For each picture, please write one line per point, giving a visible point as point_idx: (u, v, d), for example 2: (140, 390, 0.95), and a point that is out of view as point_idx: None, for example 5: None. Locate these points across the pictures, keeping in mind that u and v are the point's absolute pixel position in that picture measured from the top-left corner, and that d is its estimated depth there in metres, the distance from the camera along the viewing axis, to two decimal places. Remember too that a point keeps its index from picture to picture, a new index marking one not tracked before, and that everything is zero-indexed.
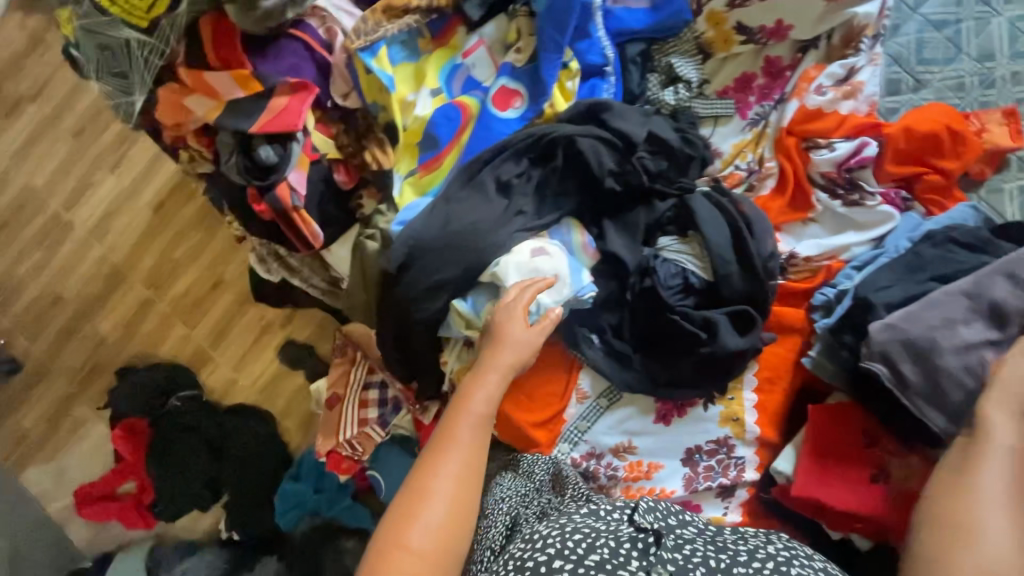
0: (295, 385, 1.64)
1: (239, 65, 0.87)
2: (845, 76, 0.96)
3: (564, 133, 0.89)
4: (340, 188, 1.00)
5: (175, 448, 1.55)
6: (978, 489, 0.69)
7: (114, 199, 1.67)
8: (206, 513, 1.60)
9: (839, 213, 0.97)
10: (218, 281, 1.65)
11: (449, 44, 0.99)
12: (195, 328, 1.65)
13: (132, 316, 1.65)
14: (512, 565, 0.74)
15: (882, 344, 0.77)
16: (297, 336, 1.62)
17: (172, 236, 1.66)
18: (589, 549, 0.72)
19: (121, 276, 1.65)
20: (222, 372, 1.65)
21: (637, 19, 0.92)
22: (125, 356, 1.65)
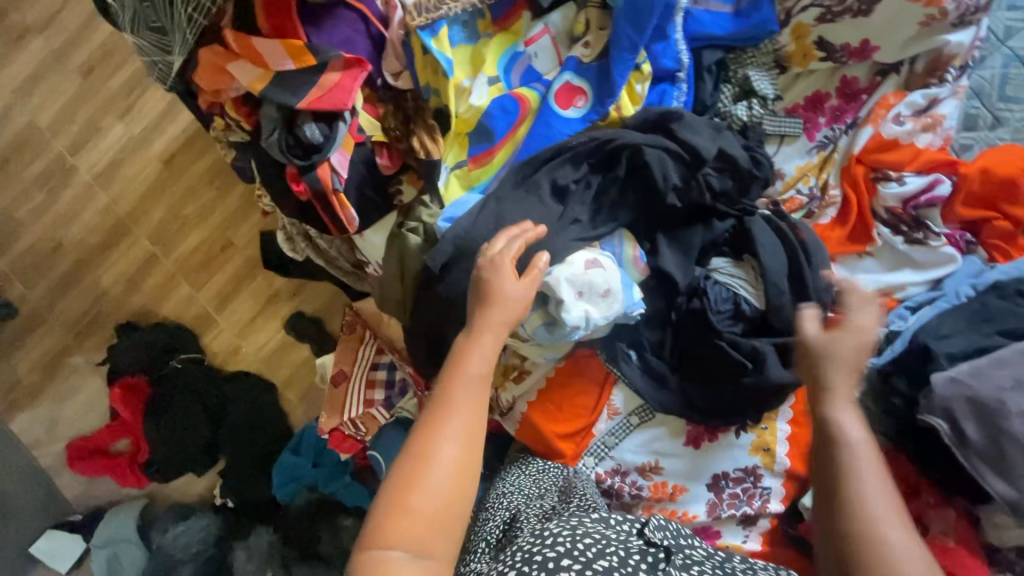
0: (298, 358, 1.58)
1: (293, 35, 0.80)
2: (926, 106, 0.91)
3: (633, 142, 0.84)
4: (380, 172, 0.93)
5: (174, 410, 1.51)
6: (866, 505, 0.60)
7: (122, 147, 1.59)
8: (202, 477, 1.57)
9: (898, 249, 0.93)
10: (227, 243, 1.58)
11: (511, 28, 0.93)
12: (200, 290, 1.59)
13: (136, 271, 1.59)
14: (517, 559, 0.72)
15: (945, 399, 0.74)
16: (307, 309, 1.56)
17: (181, 192, 1.58)
18: (598, 555, 0.70)
19: (126, 228, 1.58)
20: (225, 338, 1.59)
21: (718, 25, 0.86)
22: (126, 312, 1.59)
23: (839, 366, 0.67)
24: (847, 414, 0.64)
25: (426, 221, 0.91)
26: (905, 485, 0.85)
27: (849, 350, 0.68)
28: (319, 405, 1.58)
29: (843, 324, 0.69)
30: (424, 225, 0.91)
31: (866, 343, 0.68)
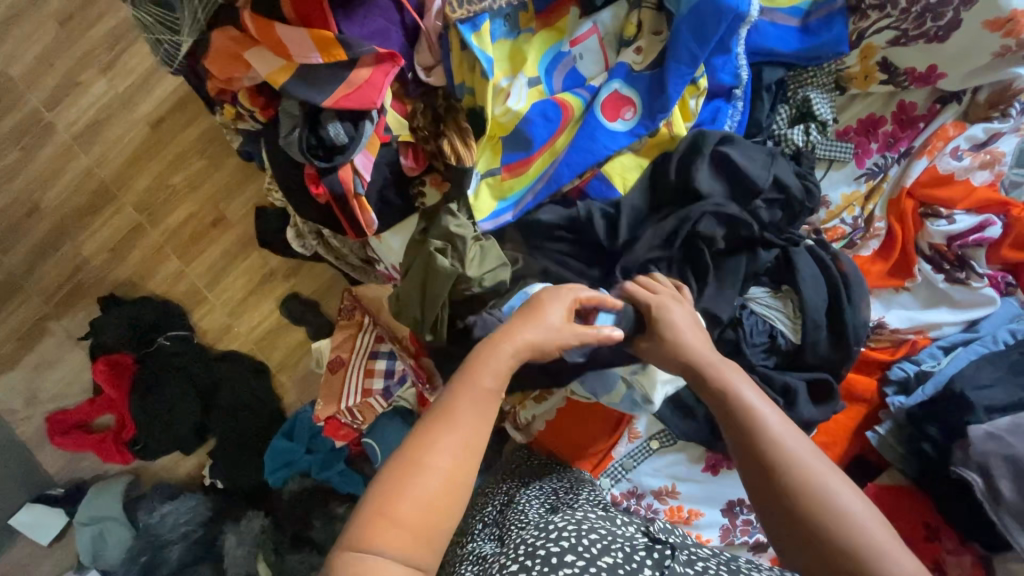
0: (294, 341, 1.52)
1: (321, 23, 0.71)
2: (984, 141, 0.87)
3: (684, 213, 0.80)
4: (403, 174, 0.86)
5: (162, 390, 1.45)
6: (778, 446, 0.62)
7: (104, 106, 1.46)
8: (189, 457, 1.52)
9: (937, 287, 0.91)
10: (220, 218, 1.48)
11: (556, 24, 0.85)
12: (190, 265, 1.50)
13: (120, 240, 1.49)
14: (519, 553, 0.67)
15: (982, 453, 0.74)
16: (303, 291, 1.49)
17: (170, 159, 1.47)
18: (603, 551, 0.66)
19: (110, 194, 1.47)
20: (216, 316, 1.51)
21: (784, 41, 0.80)
22: (110, 283, 1.50)
23: (686, 339, 0.70)
24: (736, 385, 0.66)
25: (461, 234, 0.83)
26: (925, 529, 0.84)
27: (681, 326, 0.71)
28: (315, 390, 1.54)
29: (667, 304, 0.73)
30: (458, 238, 0.82)
31: (689, 315, 0.73)
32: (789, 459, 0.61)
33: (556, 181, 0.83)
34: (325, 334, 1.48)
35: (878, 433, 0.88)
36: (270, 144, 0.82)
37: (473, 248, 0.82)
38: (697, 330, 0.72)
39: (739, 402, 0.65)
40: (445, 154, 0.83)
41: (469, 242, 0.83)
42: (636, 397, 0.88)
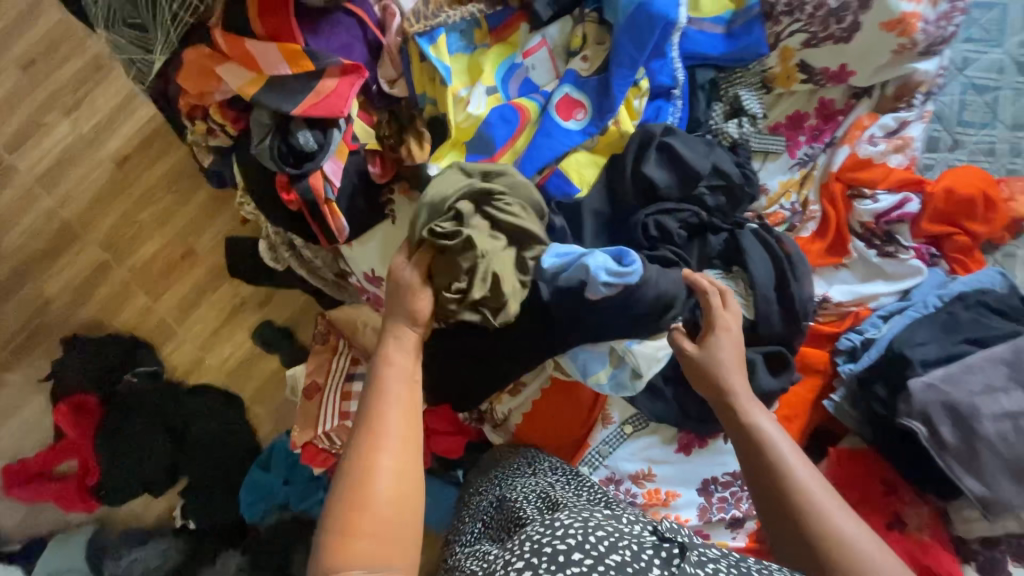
0: (268, 370, 1.50)
1: (289, 38, 0.76)
2: (896, 128, 0.98)
3: (634, 219, 0.88)
4: (372, 181, 0.90)
5: (131, 429, 1.41)
6: (799, 485, 0.67)
7: (68, 146, 1.47)
8: (159, 500, 1.46)
9: (871, 262, 0.99)
10: (189, 251, 1.49)
11: (509, 39, 0.93)
12: (158, 300, 1.49)
13: (84, 279, 1.47)
14: (526, 548, 0.63)
15: (923, 404, 0.79)
16: (276, 318, 1.49)
17: (137, 195, 1.48)
18: (611, 549, 0.61)
19: (73, 234, 1.47)
20: (187, 351, 1.49)
21: (712, 45, 0.89)
22: (73, 324, 1.47)
23: (727, 368, 0.77)
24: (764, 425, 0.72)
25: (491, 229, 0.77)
26: (883, 485, 0.90)
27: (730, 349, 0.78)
28: (291, 419, 1.51)
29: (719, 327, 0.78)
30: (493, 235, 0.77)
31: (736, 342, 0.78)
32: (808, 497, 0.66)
33: (519, 175, 0.88)
34: (300, 361, 1.48)
35: (835, 400, 0.94)
36: (241, 157, 0.86)
37: (506, 251, 0.77)
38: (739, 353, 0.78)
39: (763, 438, 0.71)
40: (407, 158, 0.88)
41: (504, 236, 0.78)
42: (625, 376, 0.89)
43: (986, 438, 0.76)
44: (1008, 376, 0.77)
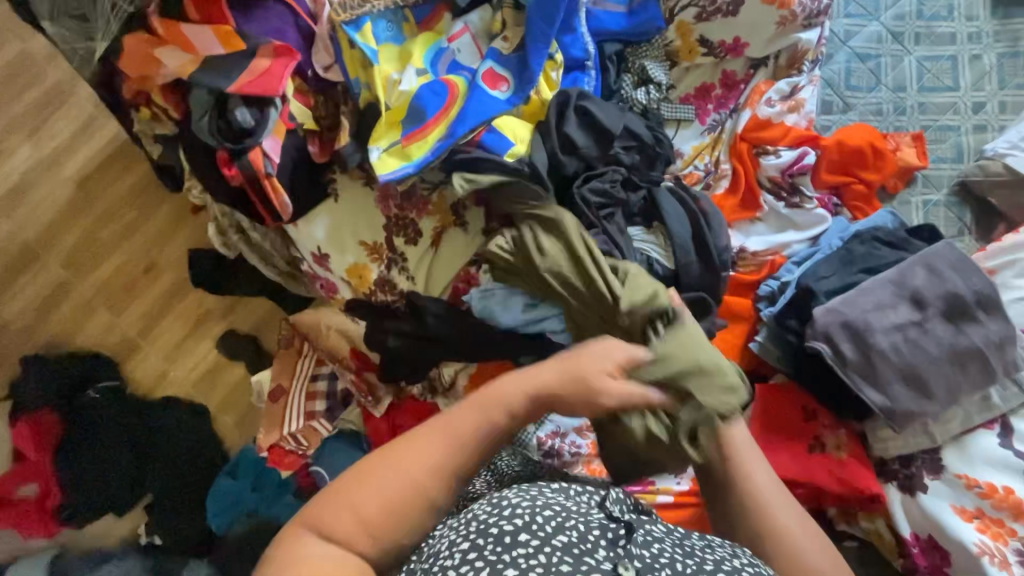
0: (234, 379, 1.52)
1: (221, 19, 0.86)
2: (790, 92, 1.08)
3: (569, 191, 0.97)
4: (312, 160, 0.98)
5: (93, 445, 1.40)
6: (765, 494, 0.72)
7: (29, 170, 1.51)
8: (124, 518, 1.44)
9: (782, 214, 1.07)
10: (152, 265, 1.52)
11: (434, 28, 1.01)
12: (121, 315, 1.51)
13: (45, 299, 1.49)
14: (472, 529, 0.61)
15: (824, 325, 0.86)
16: (240, 327, 1.51)
17: (98, 214, 1.52)
18: (558, 530, 0.60)
19: (34, 254, 1.49)
20: (151, 363, 1.51)
21: (615, 21, 1.01)
22: (33, 344, 1.47)
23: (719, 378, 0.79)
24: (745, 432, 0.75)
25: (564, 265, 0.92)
26: (805, 412, 0.96)
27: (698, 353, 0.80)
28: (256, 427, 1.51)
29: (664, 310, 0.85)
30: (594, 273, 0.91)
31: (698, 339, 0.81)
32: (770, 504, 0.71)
33: (451, 135, 0.93)
34: (265, 366, 1.50)
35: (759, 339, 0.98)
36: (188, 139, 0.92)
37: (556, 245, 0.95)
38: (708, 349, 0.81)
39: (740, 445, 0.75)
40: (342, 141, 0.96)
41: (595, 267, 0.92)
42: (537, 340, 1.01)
43: (879, 349, 0.85)
44: (893, 293, 0.86)
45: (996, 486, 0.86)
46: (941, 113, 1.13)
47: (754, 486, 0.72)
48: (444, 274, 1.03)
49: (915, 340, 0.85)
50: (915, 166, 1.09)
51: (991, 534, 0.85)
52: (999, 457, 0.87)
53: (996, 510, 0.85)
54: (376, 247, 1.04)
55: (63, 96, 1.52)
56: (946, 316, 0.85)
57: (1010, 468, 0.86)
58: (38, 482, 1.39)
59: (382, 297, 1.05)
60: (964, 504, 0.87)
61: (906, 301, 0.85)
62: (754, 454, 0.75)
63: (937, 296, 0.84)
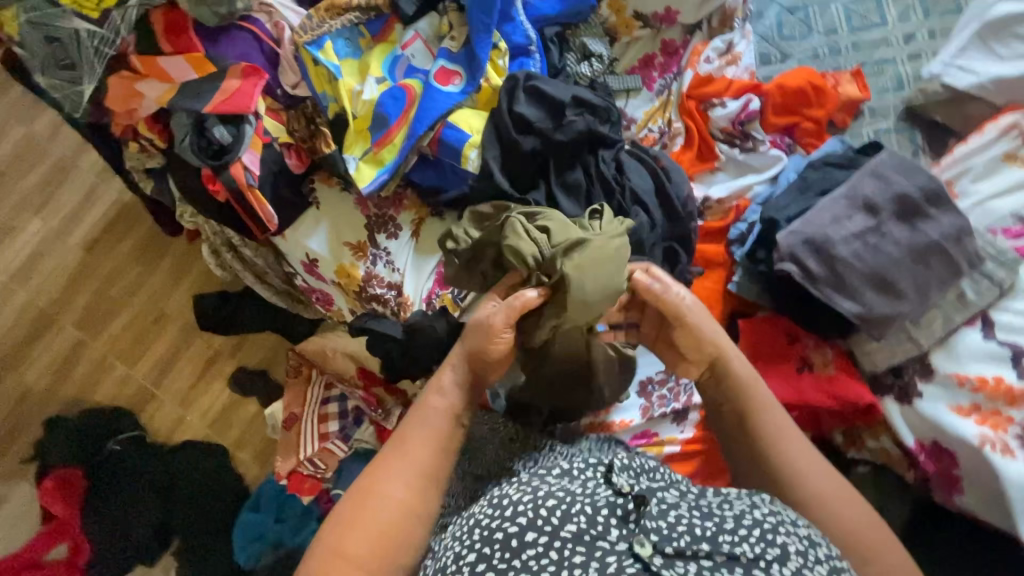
0: (248, 414, 1.56)
1: (191, 49, 0.96)
2: (726, 49, 1.16)
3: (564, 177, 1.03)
4: (291, 172, 1.05)
5: (117, 496, 1.43)
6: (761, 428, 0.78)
7: (39, 242, 1.60)
8: (154, 568, 1.45)
9: (738, 160, 1.12)
10: (160, 314, 1.59)
11: (388, 40, 1.09)
12: (135, 366, 1.56)
13: (62, 362, 1.55)
14: (475, 537, 0.61)
15: (790, 247, 0.92)
16: (249, 362, 1.56)
17: (106, 273, 1.59)
18: (565, 519, 0.59)
19: (49, 320, 1.56)
20: (168, 410, 1.55)
21: (552, 7, 1.10)
22: (53, 407, 1.52)
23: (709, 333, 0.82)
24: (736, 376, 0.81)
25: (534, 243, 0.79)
26: (787, 336, 0.99)
27: (691, 333, 0.81)
28: (274, 458, 1.54)
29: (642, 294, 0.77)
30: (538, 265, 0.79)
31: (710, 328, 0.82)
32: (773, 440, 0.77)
33: (412, 135, 1.01)
34: (277, 397, 1.54)
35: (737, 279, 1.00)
36: (179, 167, 1.01)
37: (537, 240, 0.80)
38: (713, 327, 0.82)
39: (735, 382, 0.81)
40: (321, 148, 1.04)
41: (574, 237, 0.78)
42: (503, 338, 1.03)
43: (843, 259, 0.91)
44: (847, 205, 0.94)
45: (986, 378, 0.85)
46: (875, 49, 1.19)
47: (793, 466, 0.74)
48: (429, 257, 1.08)
49: (876, 245, 0.92)
50: (860, 99, 1.13)
51: (990, 425, 0.84)
52: (984, 350, 0.87)
53: (990, 401, 0.85)
54: (359, 245, 1.08)
55: (63, 169, 1.62)
56: (901, 218, 0.93)
57: (995, 357, 0.86)
58: (66, 541, 1.40)
59: (377, 289, 1.07)
60: (959, 402, 0.87)
61: (860, 211, 0.93)
62: (788, 438, 0.77)
63: (887, 202, 0.92)
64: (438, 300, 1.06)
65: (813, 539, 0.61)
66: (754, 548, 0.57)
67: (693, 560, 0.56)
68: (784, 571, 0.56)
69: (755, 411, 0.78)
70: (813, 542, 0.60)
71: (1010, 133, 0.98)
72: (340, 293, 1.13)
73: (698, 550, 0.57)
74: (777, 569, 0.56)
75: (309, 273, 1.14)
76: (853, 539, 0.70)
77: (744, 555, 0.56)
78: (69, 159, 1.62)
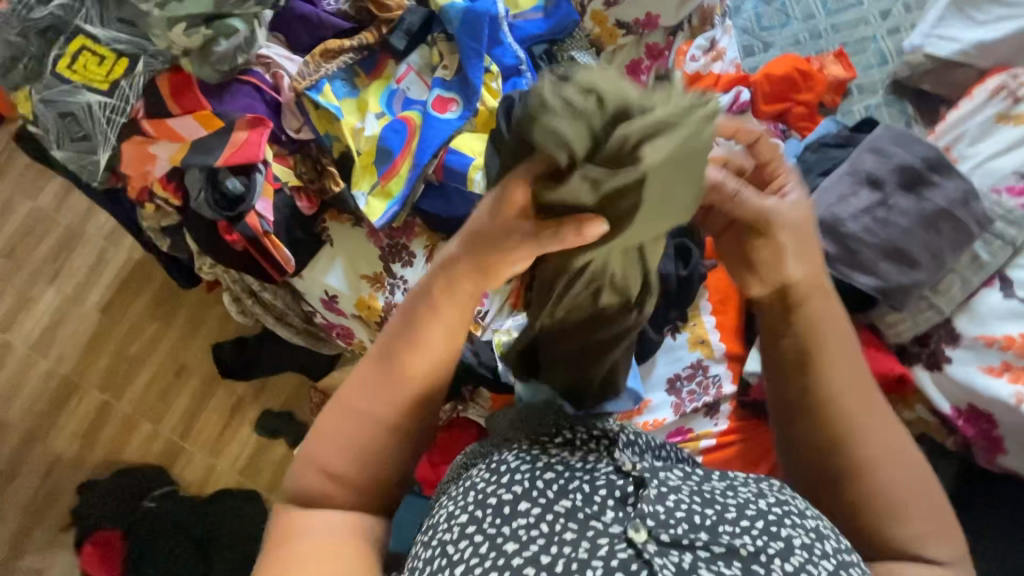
0: (277, 457, 1.56)
1: (199, 107, 0.99)
2: (710, 45, 1.19)
3: None
4: (303, 215, 1.08)
5: (157, 553, 1.43)
6: (830, 380, 0.65)
7: (56, 310, 1.62)
8: None
9: None
10: (181, 367, 1.60)
11: (382, 75, 1.12)
12: (162, 422, 1.58)
13: (90, 425, 1.56)
14: (469, 499, 0.54)
15: None
16: (274, 405, 1.57)
17: (125, 333, 1.62)
18: (560, 493, 0.51)
19: (73, 386, 1.58)
20: (198, 461, 1.56)
21: (537, 26, 1.13)
22: (85, 471, 1.53)
23: (793, 249, 0.67)
24: (820, 311, 0.67)
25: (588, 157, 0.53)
26: None
27: (776, 251, 0.67)
28: None
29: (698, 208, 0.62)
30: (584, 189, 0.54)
31: (798, 236, 0.67)
32: (843, 400, 0.64)
33: (418, 165, 1.04)
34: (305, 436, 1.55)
35: None
36: (194, 220, 1.04)
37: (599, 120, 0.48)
38: (807, 245, 0.68)
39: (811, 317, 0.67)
40: (330, 186, 1.07)
41: (642, 103, 0.48)
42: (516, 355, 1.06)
43: (853, 235, 0.93)
44: (851, 181, 0.95)
45: (1012, 335, 0.85)
46: (854, 28, 1.21)
47: (860, 421, 0.63)
48: None
49: (885, 217, 0.93)
50: (846, 79, 1.16)
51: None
52: (1006, 309, 0.87)
53: (1020, 358, 0.84)
54: (377, 277, 1.10)
55: (73, 237, 1.65)
56: (905, 188, 0.94)
57: (1018, 313, 0.86)
58: None
59: None
60: (990, 362, 0.87)
61: (864, 185, 0.95)
62: (860, 397, 0.64)
63: (889, 175, 0.94)
64: None
65: (820, 531, 0.53)
66: (755, 541, 0.50)
67: (688, 552, 0.48)
68: (784, 569, 0.49)
69: (829, 360, 0.66)
70: (821, 535, 0.52)
71: (999, 95, 1.00)
72: (361, 326, 1.14)
73: (696, 541, 0.49)
74: (778, 565, 0.49)
75: (328, 309, 1.15)
76: (903, 519, 0.60)
77: (744, 548, 0.49)
78: (77, 226, 1.65)
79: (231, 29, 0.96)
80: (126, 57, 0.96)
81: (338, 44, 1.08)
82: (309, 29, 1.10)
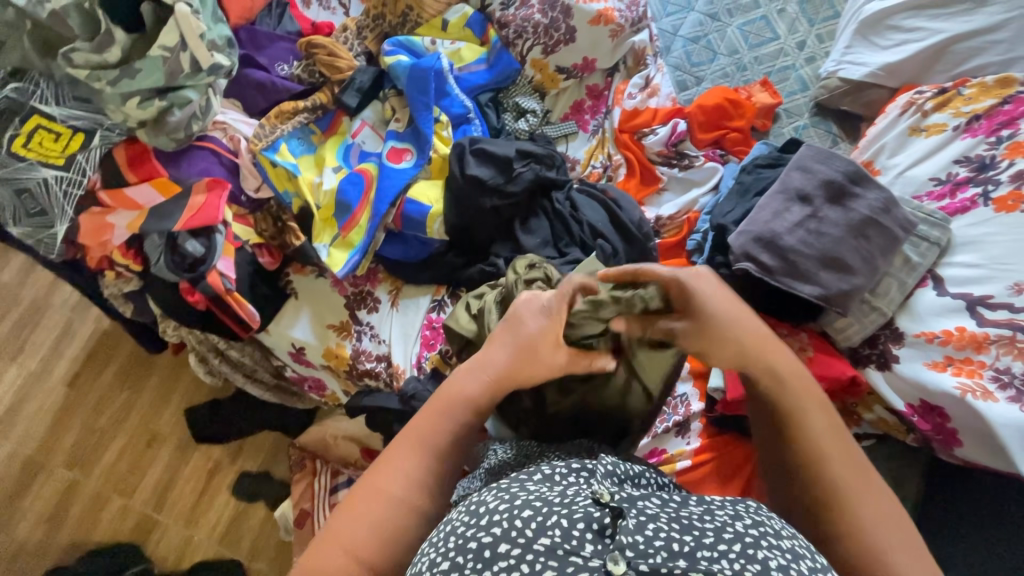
0: (257, 521, 1.50)
1: (157, 175, 1.02)
2: (645, 83, 1.26)
3: (543, 208, 1.11)
4: (266, 269, 1.11)
5: None
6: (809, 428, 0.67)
7: (19, 388, 1.57)
8: None
9: (681, 178, 1.20)
10: (153, 436, 1.56)
11: (337, 132, 1.17)
12: (134, 495, 1.51)
13: (56, 507, 1.49)
14: (450, 545, 0.51)
15: (743, 246, 0.99)
16: (251, 467, 1.53)
17: (93, 405, 1.57)
18: (540, 530, 0.49)
19: (37, 465, 1.51)
20: (173, 534, 1.49)
21: (480, 77, 1.21)
22: (52, 557, 1.45)
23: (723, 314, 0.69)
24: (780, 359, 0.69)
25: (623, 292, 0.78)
26: None
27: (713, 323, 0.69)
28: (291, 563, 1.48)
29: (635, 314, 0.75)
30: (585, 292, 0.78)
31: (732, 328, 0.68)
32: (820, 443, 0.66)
33: (377, 215, 1.07)
34: (285, 497, 1.50)
35: None
36: (157, 284, 1.04)
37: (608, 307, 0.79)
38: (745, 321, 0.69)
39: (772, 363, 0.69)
40: (291, 240, 1.10)
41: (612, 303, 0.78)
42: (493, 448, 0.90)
43: (792, 248, 0.98)
44: (783, 199, 1.02)
45: (950, 330, 0.90)
46: (775, 59, 1.31)
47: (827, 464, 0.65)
48: (411, 324, 1.11)
49: (818, 230, 0.99)
50: (774, 104, 1.24)
51: (965, 373, 0.88)
52: (940, 305, 0.93)
53: (960, 351, 0.89)
54: (343, 325, 1.12)
55: (37, 312, 1.61)
56: (832, 201, 1.01)
57: (952, 309, 0.91)
58: None
59: (367, 363, 1.09)
60: (933, 358, 0.91)
61: (796, 202, 1.01)
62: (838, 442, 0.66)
63: (816, 190, 1.01)
64: (427, 362, 1.08)
65: (797, 551, 0.51)
66: (733, 565, 0.47)
67: None
68: None
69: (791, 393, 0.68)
70: (796, 555, 0.49)
71: (909, 110, 1.09)
72: (332, 376, 1.15)
73: (675, 569, 0.47)
74: None
75: (297, 361, 1.16)
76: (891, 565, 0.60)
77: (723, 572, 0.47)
78: (41, 299, 1.62)
79: (185, 99, 0.99)
80: (83, 132, 0.99)
81: (292, 106, 1.13)
82: (265, 93, 1.16)
